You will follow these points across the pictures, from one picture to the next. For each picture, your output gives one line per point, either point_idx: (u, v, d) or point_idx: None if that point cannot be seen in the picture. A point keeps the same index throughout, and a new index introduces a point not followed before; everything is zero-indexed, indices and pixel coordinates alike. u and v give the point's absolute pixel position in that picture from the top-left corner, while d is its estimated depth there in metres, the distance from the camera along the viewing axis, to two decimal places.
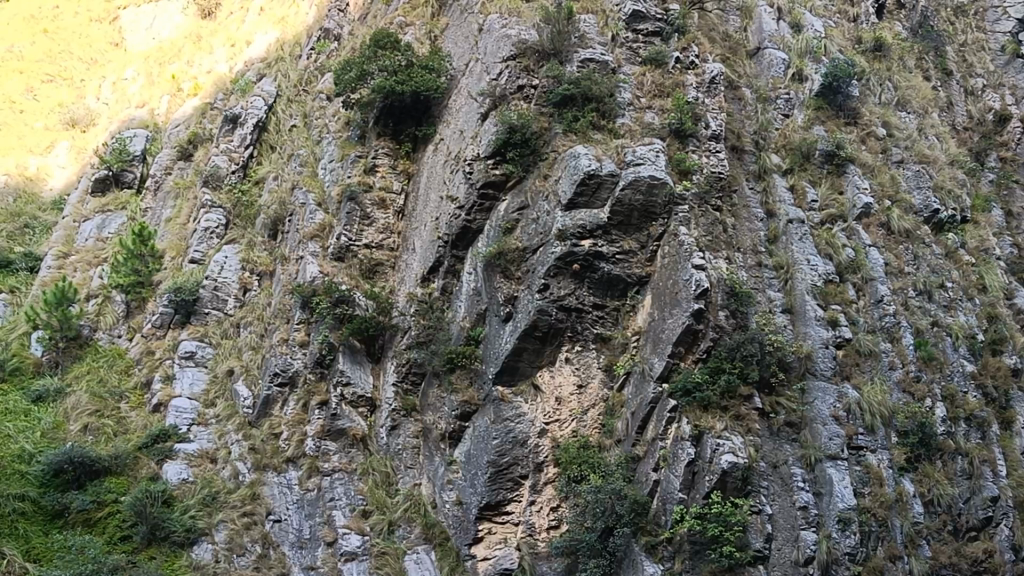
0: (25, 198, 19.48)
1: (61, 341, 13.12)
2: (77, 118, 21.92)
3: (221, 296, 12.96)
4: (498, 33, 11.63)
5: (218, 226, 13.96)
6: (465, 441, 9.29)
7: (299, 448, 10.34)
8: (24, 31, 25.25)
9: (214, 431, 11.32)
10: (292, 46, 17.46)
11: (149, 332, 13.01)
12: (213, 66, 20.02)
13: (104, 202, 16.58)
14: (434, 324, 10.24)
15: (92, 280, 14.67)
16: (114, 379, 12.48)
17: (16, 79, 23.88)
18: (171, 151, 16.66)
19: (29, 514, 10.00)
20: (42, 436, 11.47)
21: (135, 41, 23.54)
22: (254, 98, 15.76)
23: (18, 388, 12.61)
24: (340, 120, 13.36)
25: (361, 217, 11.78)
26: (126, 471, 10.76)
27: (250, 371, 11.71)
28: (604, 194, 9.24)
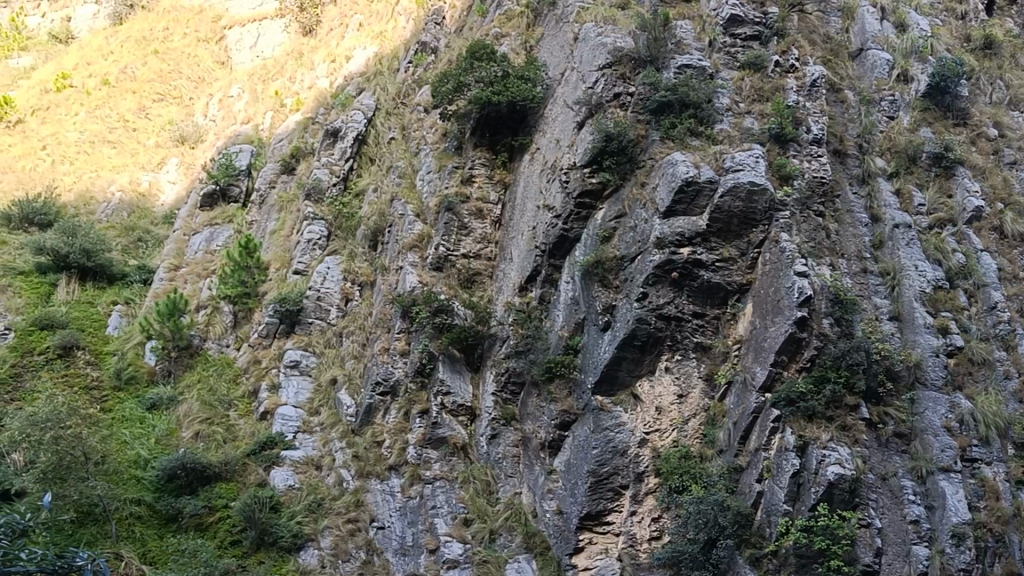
0: (138, 212, 20.13)
1: (173, 350, 13.60)
2: (187, 136, 22.66)
3: (324, 306, 13.22)
4: (594, 42, 11.63)
5: (320, 238, 14.20)
6: (565, 450, 9.28)
7: (401, 456, 10.50)
8: (137, 51, 26.22)
9: (319, 439, 11.54)
10: (390, 60, 17.78)
11: (256, 342, 13.40)
12: (315, 81, 20.57)
13: (212, 216, 17.14)
14: (532, 333, 10.22)
15: (201, 292, 15.13)
16: (223, 387, 12.85)
17: (129, 99, 24.57)
18: (275, 165, 17.09)
19: (145, 518, 10.40)
20: (156, 443, 11.89)
21: (240, 59, 24.63)
22: (355, 112, 16.12)
23: (134, 396, 13.11)
24: (437, 132, 13.59)
25: (459, 227, 11.88)
26: (235, 477, 11.08)
27: (353, 381, 11.93)
28: (703, 201, 9.16)
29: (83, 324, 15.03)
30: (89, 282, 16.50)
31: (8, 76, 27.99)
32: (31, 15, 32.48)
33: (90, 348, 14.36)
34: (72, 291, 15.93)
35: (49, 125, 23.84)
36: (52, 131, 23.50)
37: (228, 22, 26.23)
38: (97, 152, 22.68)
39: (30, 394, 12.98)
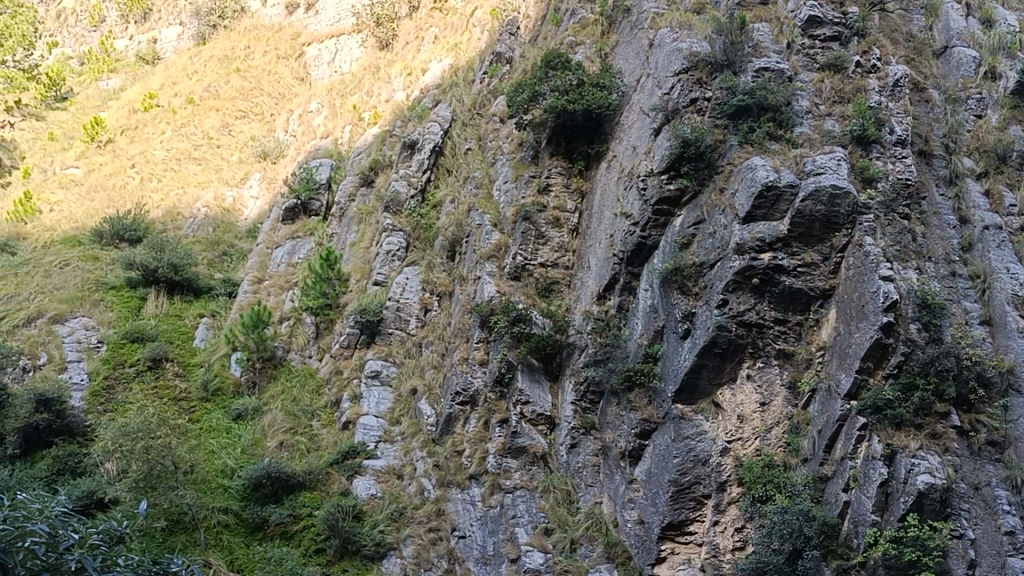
0: (222, 227, 20.57)
1: (257, 362, 13.87)
2: (268, 151, 23.09)
3: (404, 317, 13.34)
4: (669, 47, 11.56)
5: (399, 249, 14.36)
6: (646, 460, 9.21)
7: (480, 465, 10.52)
8: (220, 70, 26.95)
9: (400, 448, 11.66)
10: (466, 72, 17.92)
11: (337, 352, 13.58)
12: (392, 95, 20.83)
13: (294, 229, 17.48)
14: (611, 342, 10.17)
15: (284, 304, 15.41)
16: (306, 398, 13.08)
17: (213, 116, 25.19)
18: (354, 179, 17.33)
19: (232, 526, 10.66)
20: (243, 452, 12.12)
21: (319, 76, 25.27)
22: (431, 124, 16.30)
23: (220, 407, 13.44)
24: (513, 141, 13.66)
25: (536, 236, 11.90)
26: (319, 486, 11.24)
27: (433, 390, 12.03)
28: (783, 206, 9.01)
29: (171, 336, 15.45)
30: (176, 295, 16.95)
31: (99, 98, 28.95)
32: (119, 39, 33.64)
33: (178, 360, 14.77)
34: (161, 304, 16.41)
35: (138, 144, 24.55)
36: (140, 150, 24.19)
37: (307, 39, 27.02)
38: (183, 169, 23.23)
39: (123, 405, 13.53)
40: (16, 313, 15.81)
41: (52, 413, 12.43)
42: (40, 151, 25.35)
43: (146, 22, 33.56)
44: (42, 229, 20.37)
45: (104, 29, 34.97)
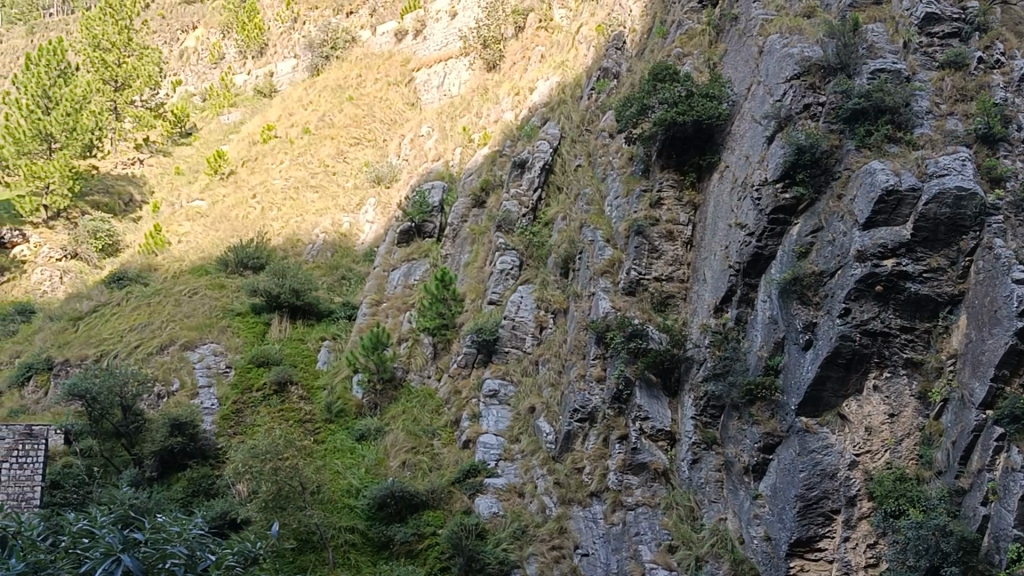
0: (340, 252, 20.90)
1: (378, 383, 14.13)
2: (382, 175, 23.36)
3: (519, 335, 13.30)
4: (780, 54, 11.35)
5: (512, 268, 14.42)
6: (770, 474, 8.99)
7: (601, 482, 10.46)
8: (333, 100, 27.73)
9: (520, 466, 11.66)
10: (573, 89, 17.99)
11: (455, 372, 13.77)
12: (501, 115, 20.99)
13: (409, 251, 17.76)
14: (730, 355, 9.95)
15: (402, 325, 15.65)
16: (427, 418, 13.27)
17: (328, 145, 25.82)
18: (466, 200, 17.47)
19: (359, 545, 11.00)
20: (367, 472, 12.52)
21: (429, 100, 25.83)
22: (540, 143, 16.36)
23: (344, 428, 13.82)
24: (623, 156, 13.63)
25: (649, 250, 11.79)
26: (442, 505, 11.44)
27: (552, 408, 11.94)
28: (906, 210, 8.75)
29: (295, 360, 15.86)
30: (299, 319, 17.40)
31: (221, 132, 30.11)
32: (238, 74, 34.95)
33: (302, 383, 15.13)
34: (284, 328, 16.89)
35: (258, 175, 25.37)
36: (260, 180, 25.00)
37: (416, 64, 27.65)
38: (301, 197, 23.76)
39: (251, 427, 13.97)
40: (151, 341, 16.62)
41: (186, 437, 12.95)
42: (168, 185, 26.53)
43: (262, 57, 34.85)
44: (172, 260, 21.31)
45: (223, 65, 36.37)
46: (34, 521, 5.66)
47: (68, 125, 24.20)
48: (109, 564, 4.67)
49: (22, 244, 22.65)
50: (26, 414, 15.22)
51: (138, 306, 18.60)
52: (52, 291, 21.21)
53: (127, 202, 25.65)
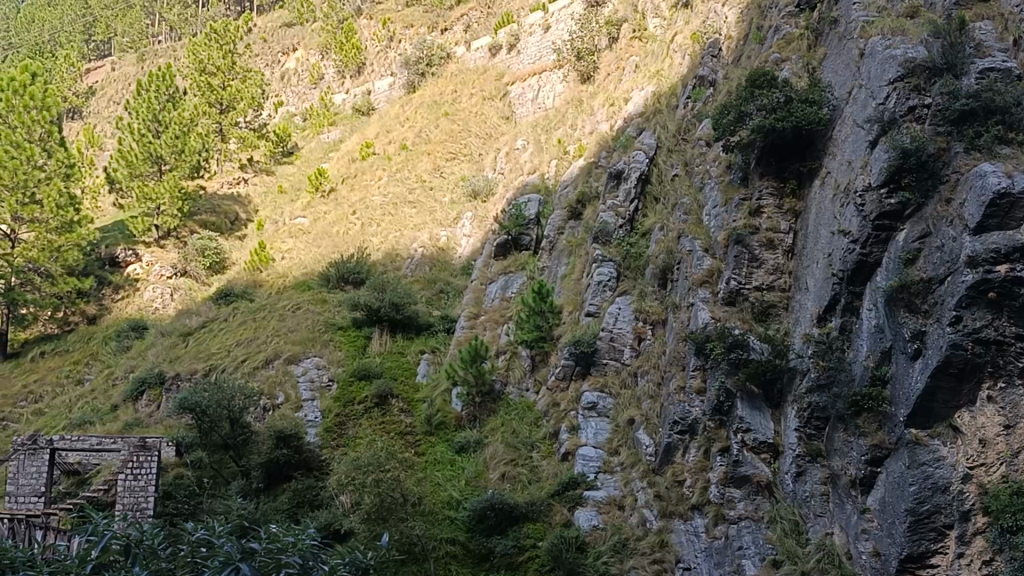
0: (438, 265, 21.02)
1: (477, 396, 14.24)
2: (478, 190, 23.41)
3: (617, 347, 13.21)
4: (882, 55, 11.06)
5: (610, 279, 14.33)
6: (878, 488, 8.71)
7: (702, 496, 10.30)
8: (430, 115, 28.10)
9: (620, 478, 11.56)
10: (669, 98, 17.86)
11: (554, 384, 13.74)
12: (596, 126, 20.96)
13: (506, 265, 17.84)
14: (834, 365, 9.69)
15: (500, 338, 15.71)
16: (525, 430, 13.29)
17: (425, 160, 26.14)
18: (562, 212, 17.44)
19: (460, 557, 11.18)
20: (467, 484, 12.70)
21: (524, 113, 26.01)
22: (636, 153, 16.26)
23: (444, 440, 13.99)
24: (721, 165, 13.46)
25: (749, 259, 11.63)
26: (542, 517, 11.45)
27: (651, 420, 11.81)
28: (1019, 213, 8.41)
29: (395, 373, 16.07)
30: (399, 333, 17.61)
31: (322, 150, 30.77)
32: (337, 93, 35.72)
33: (403, 396, 15.31)
34: (384, 341, 17.13)
35: (357, 192, 25.83)
36: (360, 197, 25.44)
37: (511, 79, 27.89)
38: (400, 212, 24.06)
39: (354, 439, 14.20)
40: (256, 355, 17.12)
41: (291, 449, 13.24)
42: (272, 204, 27.22)
43: (361, 76, 35.52)
44: (276, 276, 21.87)
45: (323, 85, 37.19)
46: (155, 530, 5.90)
47: (176, 147, 25.18)
48: (228, 574, 4.95)
49: (135, 263, 23.44)
50: (140, 427, 15.79)
51: (244, 321, 19.15)
52: (163, 307, 21.98)
53: (233, 220, 26.44)
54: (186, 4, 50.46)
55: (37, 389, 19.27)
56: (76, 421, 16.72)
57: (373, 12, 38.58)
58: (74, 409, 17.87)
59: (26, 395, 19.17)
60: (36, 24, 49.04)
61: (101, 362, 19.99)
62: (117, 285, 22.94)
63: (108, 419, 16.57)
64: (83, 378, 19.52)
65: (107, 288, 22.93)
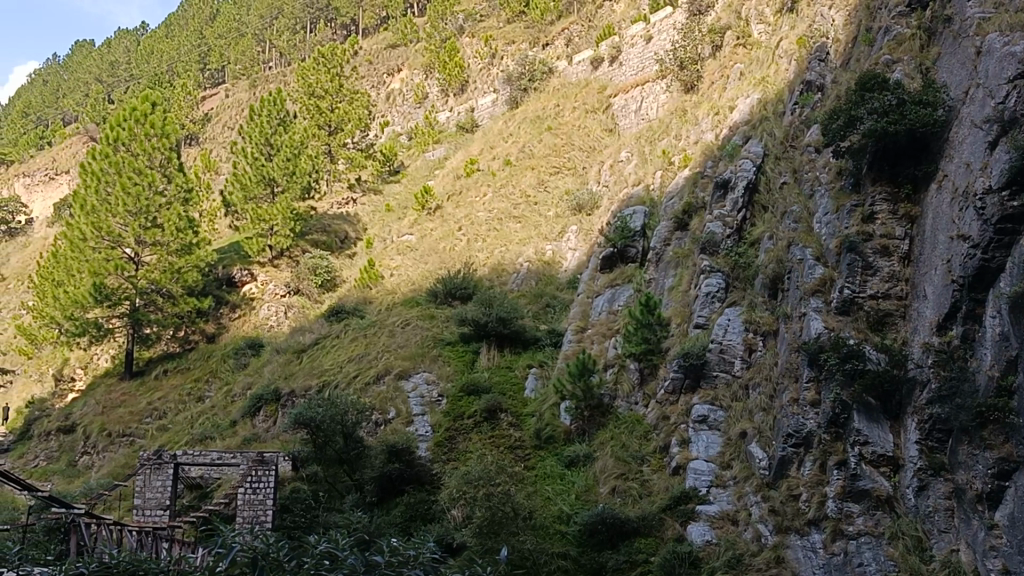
0: (544, 279, 20.99)
1: (586, 410, 14.19)
2: (583, 203, 23.31)
3: (728, 359, 12.96)
4: (1001, 53, 10.66)
5: (718, 290, 14.13)
6: (1007, 503, 8.34)
7: (820, 510, 10.05)
8: (533, 130, 28.23)
9: (733, 492, 11.35)
10: (775, 105, 17.55)
11: (663, 398, 13.57)
12: (701, 136, 20.72)
13: (612, 277, 17.74)
14: (956, 376, 9.32)
15: (608, 351, 15.61)
16: (635, 444, 13.19)
17: (529, 175, 26.22)
18: (668, 223, 17.26)
19: (571, 571, 11.12)
20: (577, 498, 12.70)
21: (628, 125, 25.89)
22: (743, 161, 15.97)
23: (554, 454, 14.02)
24: (832, 171, 13.16)
25: (863, 267, 11.33)
26: (654, 532, 11.36)
27: (764, 433, 11.56)
28: None
29: (503, 387, 16.13)
30: (507, 348, 17.68)
31: (427, 168, 31.20)
32: (441, 111, 36.16)
33: (511, 410, 15.37)
34: (492, 356, 17.23)
35: (463, 208, 26.10)
36: (465, 213, 25.69)
37: (614, 91, 27.79)
38: (505, 227, 24.16)
39: (464, 454, 14.33)
40: (367, 371, 17.45)
41: (403, 463, 13.53)
42: (379, 222, 27.72)
43: (464, 93, 35.92)
44: (385, 293, 22.26)
45: (427, 104, 37.73)
46: (280, 543, 6.29)
47: (288, 169, 25.91)
48: None
49: (250, 282, 24.14)
50: (258, 442, 16.23)
51: (355, 338, 19.52)
52: (278, 325, 22.51)
53: (343, 239, 26.99)
54: (294, 30, 51.91)
55: (160, 406, 19.99)
56: (198, 437, 17.33)
57: (475, 30, 39.06)
58: (196, 425, 18.49)
59: (151, 412, 19.92)
60: (157, 56, 53.54)
61: (219, 379, 20.62)
62: (234, 304, 23.64)
63: (228, 435, 17.12)
64: (204, 395, 20.15)
65: (225, 307, 23.67)
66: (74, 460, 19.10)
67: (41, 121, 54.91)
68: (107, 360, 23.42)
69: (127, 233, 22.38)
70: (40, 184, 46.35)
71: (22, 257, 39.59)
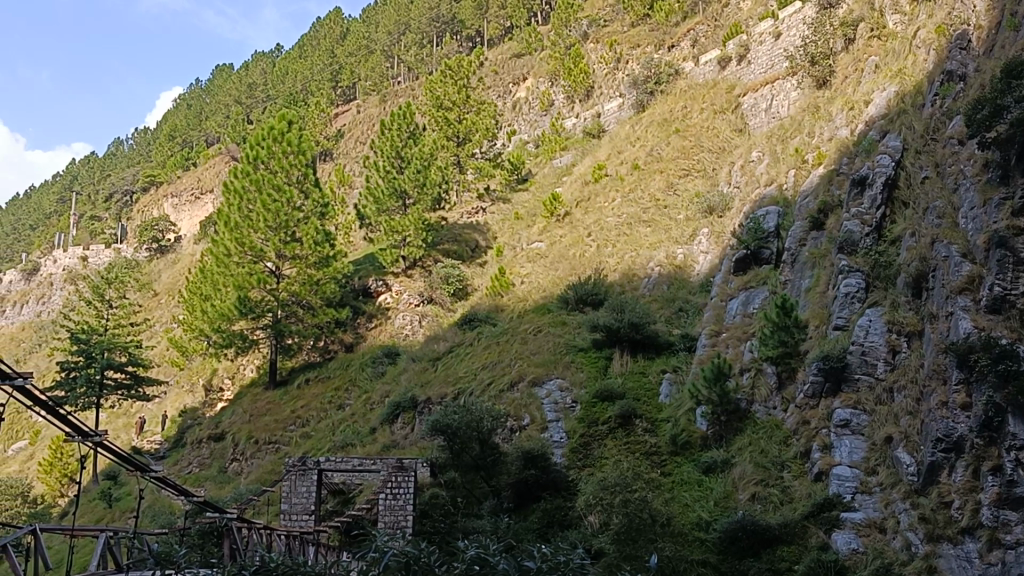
0: (675, 283, 20.74)
1: (723, 415, 13.95)
2: (714, 205, 22.93)
3: (870, 361, 12.54)
4: None
5: (858, 290, 13.69)
6: None
7: (973, 518, 9.63)
8: (661, 133, 28.01)
9: (880, 499, 10.96)
10: (913, 97, 16.92)
11: (802, 402, 13.21)
12: (835, 132, 20.13)
13: (746, 280, 17.41)
14: None
15: (743, 354, 15.29)
16: (775, 449, 12.88)
17: (658, 178, 25.98)
18: (804, 223, 16.84)
19: None
20: (716, 504, 12.51)
21: (758, 124, 25.39)
22: (881, 156, 15.46)
23: (690, 460, 13.84)
24: (978, 163, 12.62)
25: (1014, 263, 10.85)
26: (797, 540, 11.04)
27: (911, 438, 11.14)
28: None
29: (638, 393, 16.01)
30: (640, 353, 17.54)
31: (555, 175, 31.30)
32: (568, 118, 36.23)
33: (646, 416, 15.25)
34: (625, 362, 17.14)
35: (592, 214, 26.09)
36: (594, 219, 25.66)
37: (742, 90, 27.28)
38: (635, 232, 23.99)
39: (599, 460, 14.30)
40: (501, 378, 17.61)
41: (539, 469, 13.48)
42: (509, 230, 27.92)
43: (590, 99, 35.89)
44: (517, 300, 22.43)
45: (553, 111, 37.86)
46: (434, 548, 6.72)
47: (419, 181, 26.42)
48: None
49: (386, 292, 24.73)
50: (396, 449, 16.59)
51: (488, 345, 19.72)
52: (412, 333, 22.93)
53: (474, 247, 27.36)
54: (422, 44, 52.92)
55: (303, 414, 20.64)
56: (339, 444, 17.83)
57: (600, 36, 38.99)
58: (337, 432, 19.00)
59: (295, 420, 20.56)
60: (292, 76, 55.50)
61: (358, 387, 21.12)
62: (370, 314, 24.26)
63: (367, 442, 17.55)
64: (343, 403, 20.65)
65: (362, 317, 24.32)
66: (224, 466, 19.92)
67: (186, 143, 57.51)
68: (253, 370, 24.30)
69: (268, 248, 23.24)
70: (186, 204, 48.56)
71: (172, 273, 41.57)
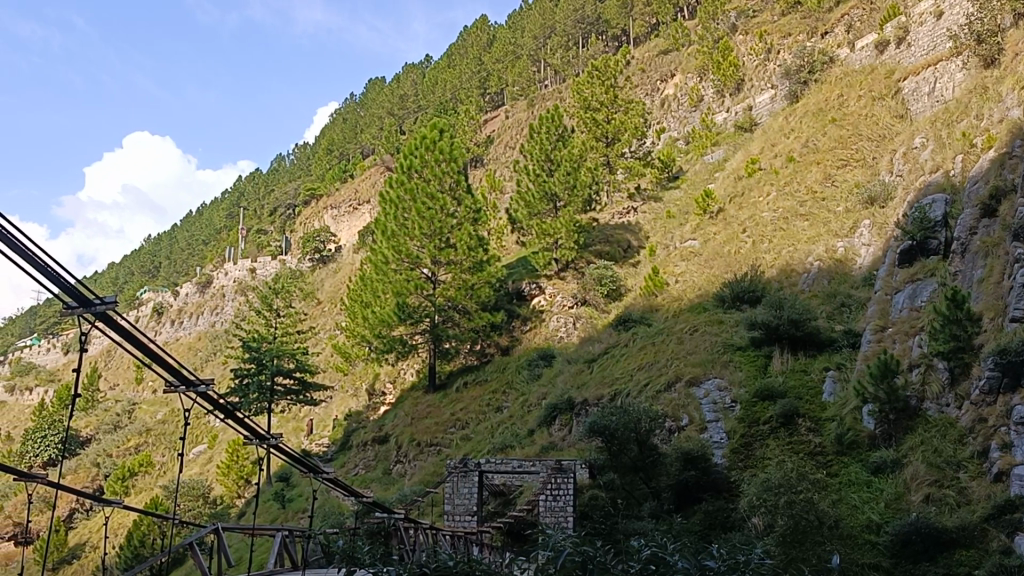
0: (836, 278, 20.01)
1: (891, 413, 13.41)
2: (875, 196, 22.06)
3: None
4: None
5: None
6: None
7: None
8: (816, 124, 27.16)
9: None
10: None
11: (978, 399, 12.57)
12: (1006, 113, 19.06)
13: (912, 272, 16.69)
14: None
15: (912, 350, 14.66)
16: (949, 449, 12.30)
17: (815, 170, 25.18)
18: (974, 210, 15.97)
19: None
20: (887, 506, 12.07)
21: (920, 108, 24.29)
22: None
23: (858, 460, 13.38)
24: None
25: None
26: (976, 544, 10.55)
27: None
28: None
29: (800, 392, 15.56)
30: (801, 351, 17.05)
31: (707, 172, 30.79)
32: (719, 112, 35.63)
33: (810, 415, 14.81)
34: (786, 360, 16.70)
35: (747, 210, 25.55)
36: (749, 215, 25.13)
37: (902, 74, 26.15)
38: (792, 226, 23.31)
39: (761, 460, 14.01)
40: (658, 379, 17.47)
41: (699, 470, 13.39)
42: (661, 229, 27.67)
43: (740, 92, 35.17)
44: (672, 299, 22.21)
45: (703, 106, 37.32)
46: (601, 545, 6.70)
47: (569, 183, 26.56)
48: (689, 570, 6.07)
49: (539, 295, 24.97)
50: (554, 450, 16.71)
51: (644, 346, 19.58)
52: (567, 336, 23.03)
53: (626, 248, 27.27)
54: (567, 46, 53.14)
55: (462, 417, 21.02)
56: (499, 446, 18.09)
57: (748, 26, 38.11)
58: (496, 434, 19.29)
59: (455, 422, 20.97)
60: (442, 85, 56.68)
61: (515, 390, 21.35)
62: (524, 317, 24.48)
63: (527, 444, 17.73)
64: (502, 405, 20.92)
65: (517, 320, 24.56)
66: (389, 468, 20.51)
67: (343, 155, 59.43)
68: (413, 374, 24.91)
69: (424, 254, 23.76)
70: (345, 214, 50.24)
71: (334, 282, 43.12)
